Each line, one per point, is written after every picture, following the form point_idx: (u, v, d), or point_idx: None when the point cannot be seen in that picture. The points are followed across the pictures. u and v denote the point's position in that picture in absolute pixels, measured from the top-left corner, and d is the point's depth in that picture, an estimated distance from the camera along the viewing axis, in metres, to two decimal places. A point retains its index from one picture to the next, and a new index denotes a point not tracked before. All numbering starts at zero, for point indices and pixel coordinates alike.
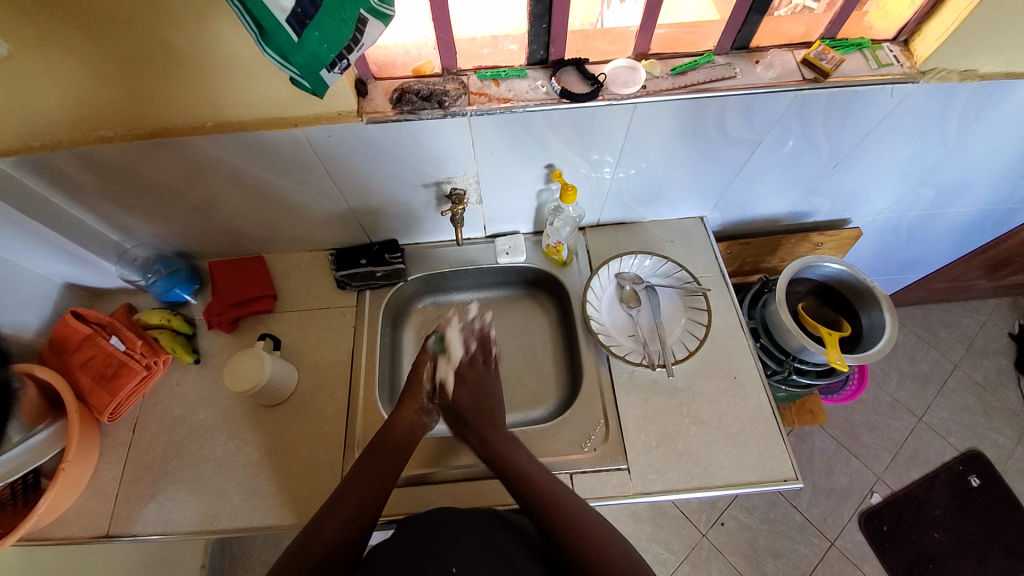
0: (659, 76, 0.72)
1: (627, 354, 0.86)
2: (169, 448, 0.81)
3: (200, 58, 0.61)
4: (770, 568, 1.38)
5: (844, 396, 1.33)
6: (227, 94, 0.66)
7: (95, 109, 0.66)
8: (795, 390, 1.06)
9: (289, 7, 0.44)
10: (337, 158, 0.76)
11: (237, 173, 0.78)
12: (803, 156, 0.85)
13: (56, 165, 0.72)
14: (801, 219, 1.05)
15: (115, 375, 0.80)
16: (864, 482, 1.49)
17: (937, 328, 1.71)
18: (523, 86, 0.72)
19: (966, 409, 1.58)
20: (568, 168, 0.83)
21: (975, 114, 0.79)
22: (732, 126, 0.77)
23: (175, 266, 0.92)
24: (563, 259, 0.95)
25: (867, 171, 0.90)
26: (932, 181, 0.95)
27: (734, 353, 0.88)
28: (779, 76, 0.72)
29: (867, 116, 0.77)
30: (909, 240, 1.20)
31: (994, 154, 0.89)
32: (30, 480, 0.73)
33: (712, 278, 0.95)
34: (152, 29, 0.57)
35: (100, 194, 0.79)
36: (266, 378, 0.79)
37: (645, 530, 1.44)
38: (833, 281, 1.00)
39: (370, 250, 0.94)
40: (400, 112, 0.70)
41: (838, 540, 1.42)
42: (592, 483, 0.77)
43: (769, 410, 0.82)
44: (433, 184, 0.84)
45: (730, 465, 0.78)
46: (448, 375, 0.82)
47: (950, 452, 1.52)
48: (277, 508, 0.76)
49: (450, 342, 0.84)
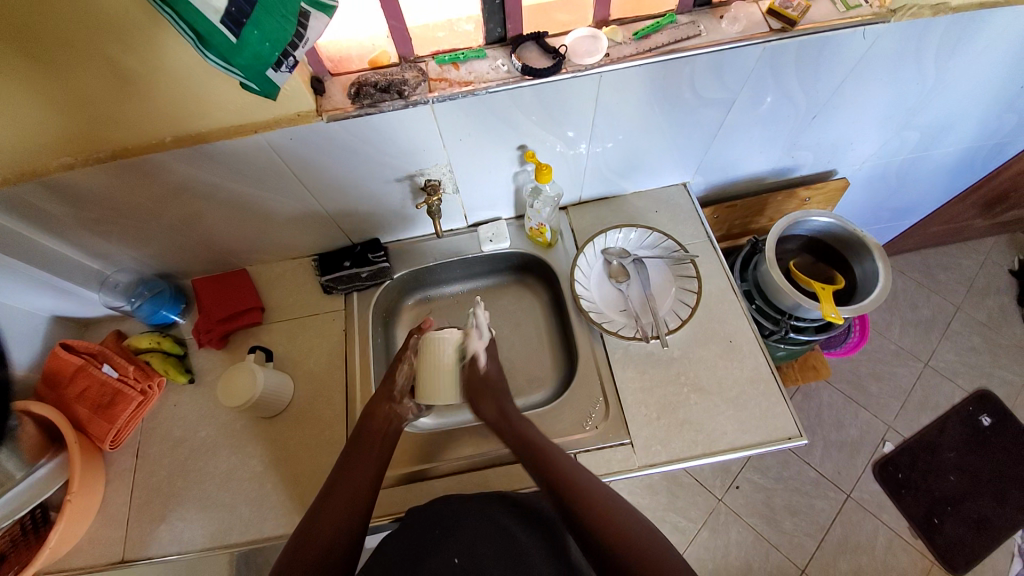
0: (622, 42, 0.70)
1: (620, 329, 0.86)
2: (174, 469, 0.82)
3: (153, 73, 0.59)
4: (788, 526, 1.39)
5: (846, 349, 1.32)
6: (185, 109, 0.65)
7: (53, 136, 0.64)
8: (796, 348, 1.05)
9: (222, 8, 0.42)
10: (303, 161, 0.74)
11: (209, 188, 0.77)
12: (781, 110, 0.83)
13: (25, 200, 0.70)
14: (786, 174, 1.03)
15: (111, 404, 0.80)
16: (875, 432, 1.49)
17: (935, 272, 1.69)
18: (483, 67, 0.70)
19: (971, 350, 1.57)
20: (541, 146, 0.81)
21: (952, 47, 0.76)
22: (705, 87, 0.75)
23: (159, 287, 0.91)
24: (547, 240, 0.94)
25: (849, 118, 0.88)
26: (916, 123, 0.93)
27: (728, 318, 0.87)
28: (744, 29, 0.70)
29: (841, 61, 0.75)
30: (899, 185, 1.18)
31: (977, 88, 0.87)
32: (39, 515, 0.73)
33: (700, 244, 0.93)
34: (98, 49, 0.55)
35: (75, 224, 0.78)
36: (260, 391, 0.79)
37: (661, 501, 1.44)
38: (822, 234, 0.99)
39: (352, 252, 0.93)
40: (360, 107, 0.68)
41: (854, 491, 1.43)
42: (597, 460, 0.77)
43: (769, 370, 0.82)
44: (407, 178, 0.82)
45: (734, 428, 0.78)
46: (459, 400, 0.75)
47: (958, 394, 1.52)
48: (286, 517, 0.77)
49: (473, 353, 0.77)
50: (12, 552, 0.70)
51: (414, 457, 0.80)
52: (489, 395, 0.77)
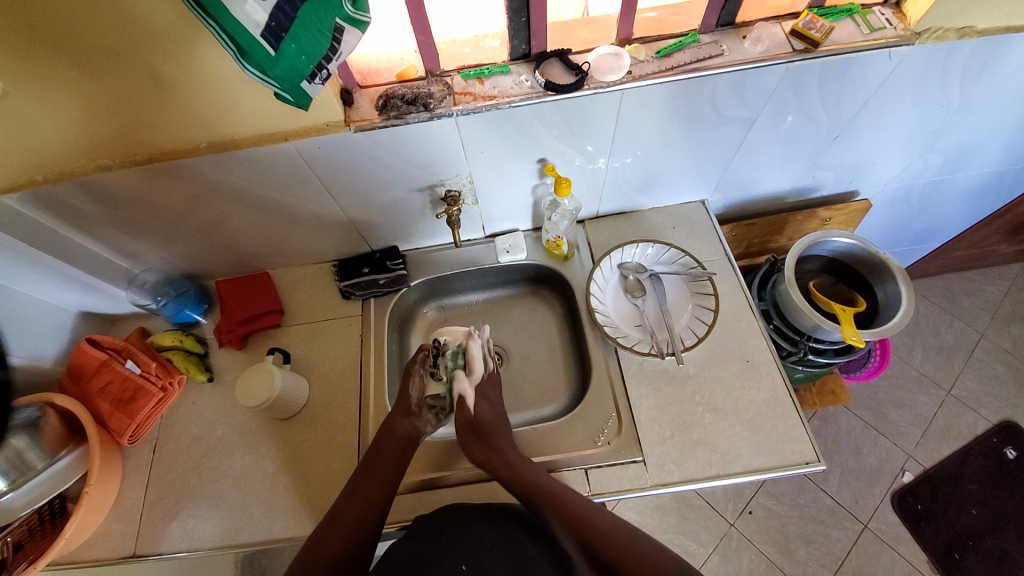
0: (644, 60, 0.72)
1: (634, 344, 0.85)
2: (189, 467, 0.83)
3: (190, 82, 0.62)
4: (802, 555, 1.35)
5: (866, 373, 1.29)
6: (217, 116, 0.67)
7: (94, 139, 0.67)
8: (814, 370, 1.03)
9: (263, 22, 0.44)
10: (328, 169, 0.77)
11: (236, 193, 0.79)
12: (802, 130, 0.83)
13: (63, 199, 0.74)
14: (806, 194, 1.02)
15: (132, 399, 0.81)
16: (895, 461, 1.45)
17: (959, 297, 1.65)
18: (507, 82, 0.72)
19: (996, 378, 1.53)
20: (561, 161, 0.82)
21: (977, 71, 0.76)
22: (726, 105, 0.76)
23: (184, 287, 0.94)
24: (564, 253, 0.95)
25: (872, 139, 0.88)
26: (939, 145, 0.92)
27: (744, 336, 0.86)
28: (767, 49, 0.70)
29: (863, 83, 0.75)
30: (922, 208, 1.16)
31: (1003, 113, 0.86)
32: (56, 506, 0.75)
33: (718, 262, 0.93)
34: (140, 56, 0.58)
35: (107, 224, 0.80)
36: (277, 392, 0.80)
37: (671, 523, 1.41)
38: (842, 255, 0.98)
39: (371, 259, 0.95)
40: (386, 118, 0.70)
41: (872, 522, 1.38)
42: (607, 477, 0.76)
43: (785, 391, 0.81)
44: (428, 188, 0.84)
45: (748, 450, 0.76)
46: (467, 388, 0.78)
47: (983, 425, 1.47)
48: (296, 519, 0.77)
49: (473, 357, 0.81)
50: (28, 541, 0.71)
51: (425, 465, 0.80)
52: (483, 435, 0.75)
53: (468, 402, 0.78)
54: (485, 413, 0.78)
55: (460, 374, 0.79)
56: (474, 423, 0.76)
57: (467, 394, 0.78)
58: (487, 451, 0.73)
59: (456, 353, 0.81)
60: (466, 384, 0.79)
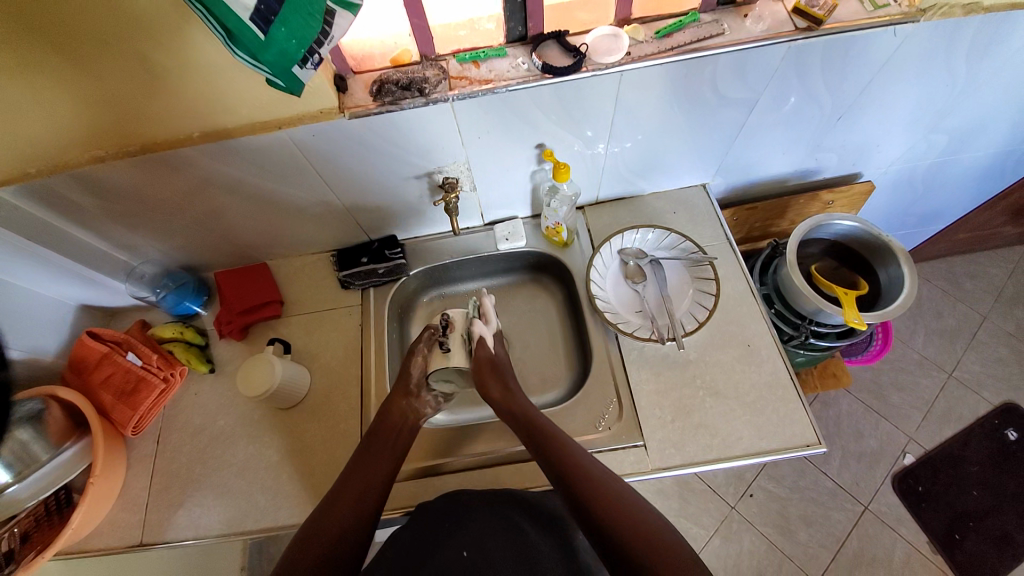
0: (644, 41, 0.70)
1: (635, 330, 0.85)
2: (193, 457, 0.83)
3: (181, 70, 0.61)
4: (802, 537, 1.36)
5: (867, 357, 1.29)
6: (209, 104, 0.66)
7: (86, 130, 0.66)
8: (815, 354, 1.03)
9: (251, 5, 0.43)
10: (324, 157, 0.76)
11: (232, 183, 0.78)
12: (805, 110, 0.81)
13: (58, 191, 0.73)
14: (808, 177, 1.01)
15: (134, 391, 0.82)
16: (895, 443, 1.45)
17: (962, 280, 1.64)
18: (503, 66, 0.71)
19: (998, 361, 1.53)
20: (559, 146, 0.81)
21: (985, 47, 0.74)
22: (727, 86, 0.74)
23: (183, 279, 0.94)
24: (563, 240, 0.95)
25: (876, 120, 0.86)
26: (945, 125, 0.91)
27: (746, 321, 0.85)
28: (769, 27, 0.69)
29: (868, 61, 0.73)
30: (925, 190, 1.15)
31: (1010, 91, 0.84)
32: (62, 497, 0.76)
33: (719, 246, 0.92)
34: (128, 44, 0.57)
35: (103, 216, 0.80)
36: (278, 381, 0.80)
37: (673, 506, 1.43)
38: (845, 238, 0.97)
39: (370, 248, 0.95)
40: (382, 104, 0.69)
41: (872, 504, 1.39)
42: (609, 462, 0.76)
43: (786, 375, 0.80)
44: (425, 175, 0.83)
45: (749, 433, 0.77)
46: (486, 331, 0.81)
47: (984, 406, 1.48)
48: (300, 507, 0.78)
49: (488, 311, 0.84)
50: (35, 532, 0.72)
51: (428, 452, 0.80)
52: (501, 376, 0.79)
53: (487, 343, 0.80)
54: (499, 353, 0.83)
55: (477, 319, 0.81)
56: (493, 362, 0.79)
57: (486, 336, 0.81)
58: (506, 393, 0.76)
59: (474, 306, 0.82)
60: (485, 330, 0.81)
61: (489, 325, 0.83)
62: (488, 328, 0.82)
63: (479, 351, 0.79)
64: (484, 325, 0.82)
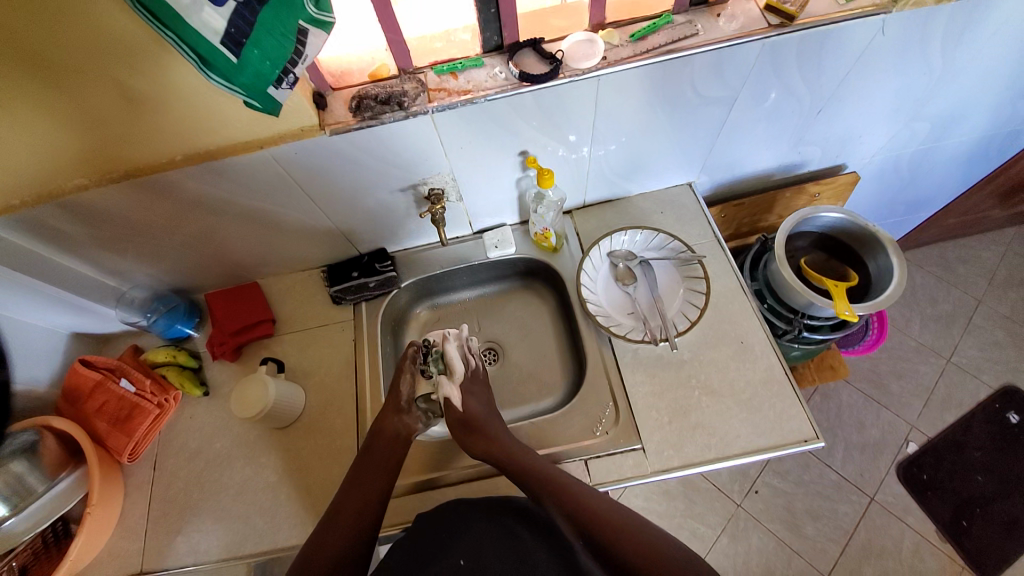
0: (619, 45, 0.71)
1: (628, 333, 0.85)
2: (190, 481, 0.83)
3: (161, 94, 0.61)
4: (810, 531, 1.35)
5: (864, 347, 1.29)
6: (190, 127, 0.66)
7: (69, 158, 0.66)
8: (811, 347, 1.02)
9: (222, 28, 0.44)
10: (308, 176, 0.76)
11: (220, 205, 0.78)
12: (785, 105, 0.82)
13: (46, 221, 0.73)
14: (793, 171, 1.01)
15: (128, 417, 0.82)
16: (898, 433, 1.45)
17: (955, 265, 1.65)
18: (481, 75, 0.71)
19: (996, 344, 1.53)
20: (542, 152, 0.82)
21: (958, 34, 0.75)
22: (705, 86, 0.75)
23: (173, 303, 0.93)
24: (553, 245, 0.95)
25: (857, 111, 0.87)
26: (926, 113, 0.91)
27: (738, 318, 0.85)
28: (742, 26, 0.70)
29: (844, 54, 0.74)
30: (911, 178, 1.15)
31: (987, 76, 0.85)
32: (60, 528, 0.76)
33: (707, 245, 0.92)
34: (108, 71, 0.57)
35: (92, 244, 0.80)
36: (272, 401, 0.79)
37: (679, 507, 1.42)
38: (833, 230, 0.97)
39: (359, 262, 0.95)
40: (362, 119, 0.69)
41: (878, 494, 1.39)
42: (607, 466, 0.76)
43: (781, 371, 0.80)
44: (410, 188, 0.83)
45: (747, 431, 0.76)
46: (453, 391, 0.77)
47: (984, 390, 1.48)
48: (300, 527, 0.77)
49: (450, 359, 0.79)
50: (34, 564, 0.71)
51: (427, 465, 0.80)
52: (472, 430, 0.74)
53: (454, 401, 0.77)
54: (474, 406, 0.77)
55: (443, 378, 0.78)
56: (465, 420, 0.75)
57: (453, 396, 0.77)
58: (486, 446, 0.72)
59: (441, 360, 0.80)
60: (450, 387, 0.78)
61: (454, 380, 0.79)
62: (453, 384, 0.79)
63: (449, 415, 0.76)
64: (449, 382, 0.79)
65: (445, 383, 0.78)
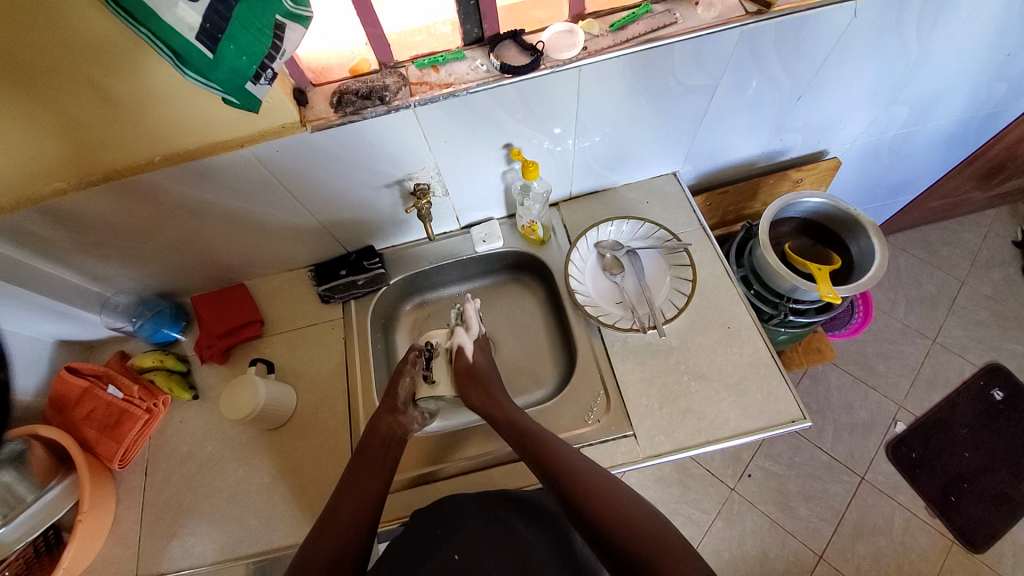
0: (599, 35, 0.71)
1: (617, 322, 0.86)
2: (183, 485, 0.82)
3: (139, 95, 0.60)
4: (803, 512, 1.38)
5: (850, 330, 1.31)
6: (170, 127, 0.65)
7: (46, 163, 0.65)
8: (798, 331, 1.04)
9: (196, 24, 0.44)
10: (292, 174, 0.75)
11: (203, 206, 0.78)
12: (765, 93, 0.83)
13: (26, 228, 0.72)
14: (776, 157, 1.02)
15: (117, 423, 0.81)
16: (885, 413, 1.48)
17: (938, 247, 1.68)
18: (463, 69, 0.71)
19: (979, 324, 1.56)
20: (527, 144, 0.82)
21: (933, 18, 0.76)
22: (687, 75, 0.75)
23: (159, 306, 0.92)
24: (540, 238, 0.95)
25: (836, 97, 0.88)
26: (904, 97, 0.93)
27: (725, 304, 0.86)
28: (720, 14, 0.70)
29: (822, 40, 0.75)
30: (892, 162, 1.17)
31: (962, 59, 0.86)
32: (51, 537, 0.74)
33: (694, 233, 0.93)
34: (83, 73, 0.56)
35: (75, 250, 0.79)
36: (263, 402, 0.79)
37: (673, 493, 1.44)
38: (815, 215, 0.99)
39: (348, 260, 0.95)
40: (343, 115, 0.69)
41: (868, 474, 1.41)
42: (600, 454, 0.76)
43: (769, 354, 0.81)
44: (396, 184, 0.83)
45: (736, 414, 0.77)
46: (466, 339, 0.81)
47: (968, 369, 1.51)
48: (296, 526, 0.77)
49: (469, 318, 0.84)
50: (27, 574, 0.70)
51: (421, 460, 0.80)
52: (478, 381, 0.78)
53: (466, 352, 0.80)
54: (481, 360, 0.82)
55: (459, 328, 0.82)
56: (473, 369, 0.79)
57: (466, 346, 0.81)
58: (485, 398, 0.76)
59: (458, 314, 0.85)
60: (465, 336, 0.82)
61: (470, 332, 0.83)
62: (468, 335, 0.83)
63: (459, 361, 0.79)
64: (465, 333, 0.83)
65: (460, 333, 0.82)
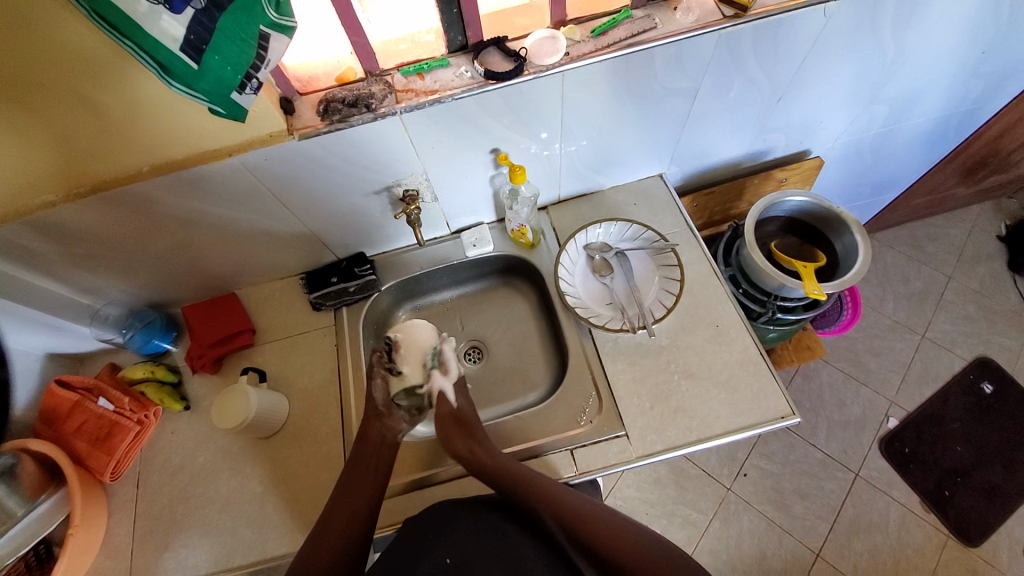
0: (581, 40, 0.72)
1: (607, 322, 0.87)
2: (174, 497, 0.82)
3: (127, 107, 0.61)
4: (799, 510, 1.38)
5: (839, 327, 1.33)
6: (158, 138, 0.66)
7: (34, 175, 0.66)
8: (787, 329, 1.05)
9: (180, 36, 0.45)
10: (282, 182, 0.76)
11: (192, 216, 0.78)
12: (746, 94, 0.84)
13: (15, 241, 0.72)
14: (760, 158, 1.04)
15: (108, 436, 0.80)
16: (878, 409, 1.49)
17: (924, 244, 1.70)
18: (447, 75, 0.72)
19: (967, 318, 1.58)
20: (514, 149, 0.83)
21: (906, 18, 0.78)
22: (669, 78, 0.77)
23: (150, 317, 0.92)
24: (530, 241, 0.96)
25: (815, 97, 0.90)
26: (882, 96, 0.95)
27: (714, 303, 0.87)
28: (699, 18, 0.72)
29: (799, 42, 0.76)
30: (875, 160, 1.19)
31: (936, 58, 0.89)
32: (42, 552, 0.73)
33: (681, 233, 0.94)
34: (71, 87, 0.57)
35: (65, 262, 0.79)
36: (255, 411, 0.79)
37: (670, 494, 1.44)
38: (798, 214, 1.00)
39: (339, 267, 0.95)
40: (330, 123, 0.69)
41: (862, 470, 1.42)
42: (593, 454, 0.77)
43: (757, 352, 0.82)
44: (385, 190, 0.84)
45: (726, 412, 0.78)
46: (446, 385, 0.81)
47: (958, 363, 1.53)
48: (289, 535, 0.77)
49: (449, 359, 0.82)
50: None
51: (415, 465, 0.80)
52: (465, 427, 0.77)
53: (448, 396, 0.80)
54: (465, 406, 0.81)
55: (437, 372, 0.81)
56: (457, 415, 0.79)
57: (445, 390, 0.80)
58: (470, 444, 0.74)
59: (435, 356, 0.81)
60: (444, 382, 0.80)
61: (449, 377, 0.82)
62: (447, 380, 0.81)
63: (441, 407, 0.79)
64: (443, 377, 0.81)
65: (439, 378, 0.81)
